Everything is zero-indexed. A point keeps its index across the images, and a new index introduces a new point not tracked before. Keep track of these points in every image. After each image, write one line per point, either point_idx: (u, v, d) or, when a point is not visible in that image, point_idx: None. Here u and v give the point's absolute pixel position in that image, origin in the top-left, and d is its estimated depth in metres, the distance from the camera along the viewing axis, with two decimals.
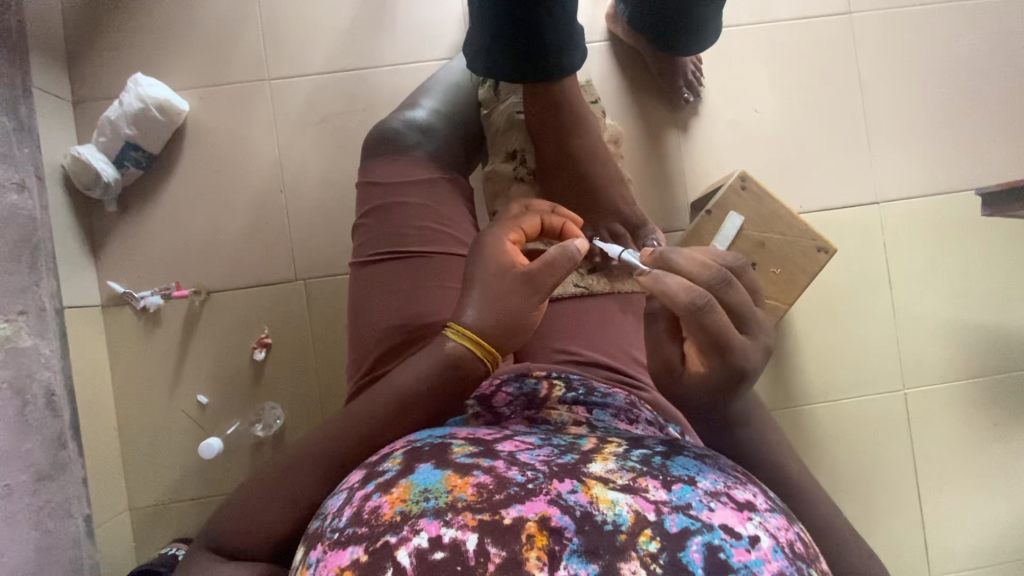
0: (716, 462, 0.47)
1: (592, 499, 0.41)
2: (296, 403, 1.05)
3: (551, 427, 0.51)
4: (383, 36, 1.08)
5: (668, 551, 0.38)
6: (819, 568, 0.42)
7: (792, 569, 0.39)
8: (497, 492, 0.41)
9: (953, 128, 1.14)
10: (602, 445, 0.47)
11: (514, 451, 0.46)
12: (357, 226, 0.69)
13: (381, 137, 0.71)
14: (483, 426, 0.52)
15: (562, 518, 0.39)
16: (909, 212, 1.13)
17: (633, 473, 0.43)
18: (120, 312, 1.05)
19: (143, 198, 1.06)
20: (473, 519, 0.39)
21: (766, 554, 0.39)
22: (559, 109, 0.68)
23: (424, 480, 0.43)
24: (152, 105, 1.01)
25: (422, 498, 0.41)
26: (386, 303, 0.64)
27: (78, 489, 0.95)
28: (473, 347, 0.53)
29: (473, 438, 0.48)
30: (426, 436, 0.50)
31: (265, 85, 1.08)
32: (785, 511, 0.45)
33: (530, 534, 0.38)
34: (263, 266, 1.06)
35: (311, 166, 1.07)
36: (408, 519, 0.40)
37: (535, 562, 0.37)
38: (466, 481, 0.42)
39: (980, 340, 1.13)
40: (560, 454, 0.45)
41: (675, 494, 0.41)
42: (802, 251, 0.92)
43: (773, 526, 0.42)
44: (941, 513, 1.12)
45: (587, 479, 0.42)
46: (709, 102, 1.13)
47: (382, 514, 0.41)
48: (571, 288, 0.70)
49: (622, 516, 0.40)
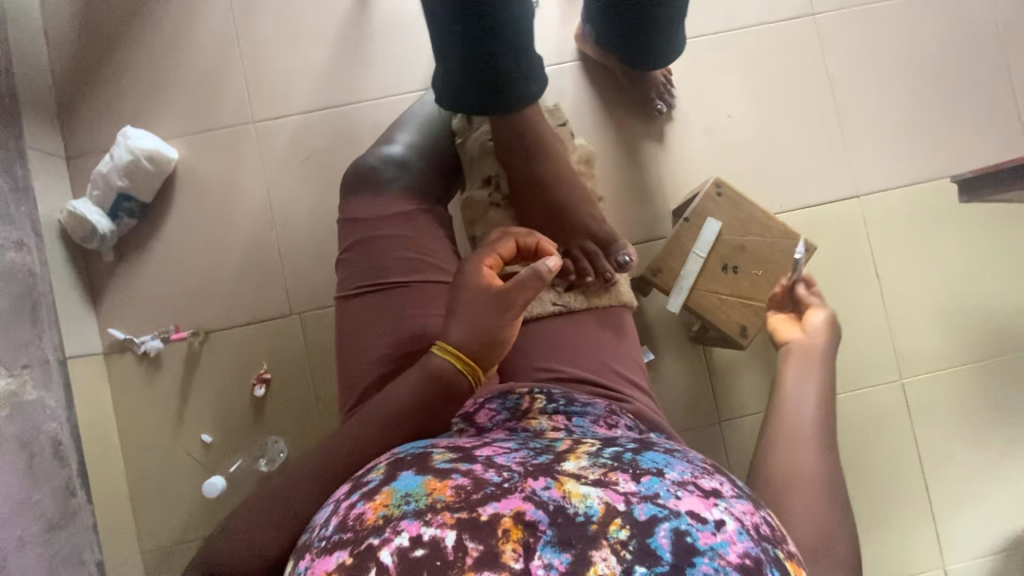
0: (686, 454, 0.50)
1: (565, 493, 0.44)
2: (298, 436, 1.07)
3: (530, 433, 0.54)
4: (361, 72, 1.12)
5: (637, 537, 0.41)
6: (785, 549, 0.44)
7: (757, 548, 0.42)
8: (474, 491, 0.44)
9: (925, 118, 1.16)
10: (576, 445, 0.50)
11: (492, 454, 0.49)
12: (339, 260, 0.71)
13: (358, 172, 0.74)
14: (465, 437, 0.55)
15: (536, 512, 0.42)
16: (888, 203, 1.15)
17: (604, 469, 0.46)
18: (122, 358, 1.08)
19: (139, 245, 1.09)
20: (451, 518, 0.42)
21: (731, 536, 0.42)
22: (526, 135, 0.70)
23: (405, 485, 0.46)
24: (142, 155, 1.05)
25: (404, 502, 0.44)
26: (370, 332, 0.66)
27: (89, 536, 0.96)
28: (456, 362, 0.56)
29: (453, 446, 0.51)
30: (409, 447, 0.53)
31: (250, 128, 1.11)
32: (754, 498, 0.47)
33: (505, 528, 0.41)
34: (258, 304, 1.09)
35: (299, 202, 1.10)
36: (390, 522, 0.43)
37: (510, 554, 0.40)
38: (445, 484, 0.45)
39: (972, 324, 1.14)
40: (536, 455, 0.48)
41: (644, 485, 0.44)
42: (782, 251, 0.93)
43: (738, 511, 0.44)
44: (951, 501, 1.11)
45: (560, 476, 0.45)
46: (683, 111, 1.16)
47: (365, 519, 0.44)
48: (549, 306, 0.71)
49: (593, 508, 0.43)
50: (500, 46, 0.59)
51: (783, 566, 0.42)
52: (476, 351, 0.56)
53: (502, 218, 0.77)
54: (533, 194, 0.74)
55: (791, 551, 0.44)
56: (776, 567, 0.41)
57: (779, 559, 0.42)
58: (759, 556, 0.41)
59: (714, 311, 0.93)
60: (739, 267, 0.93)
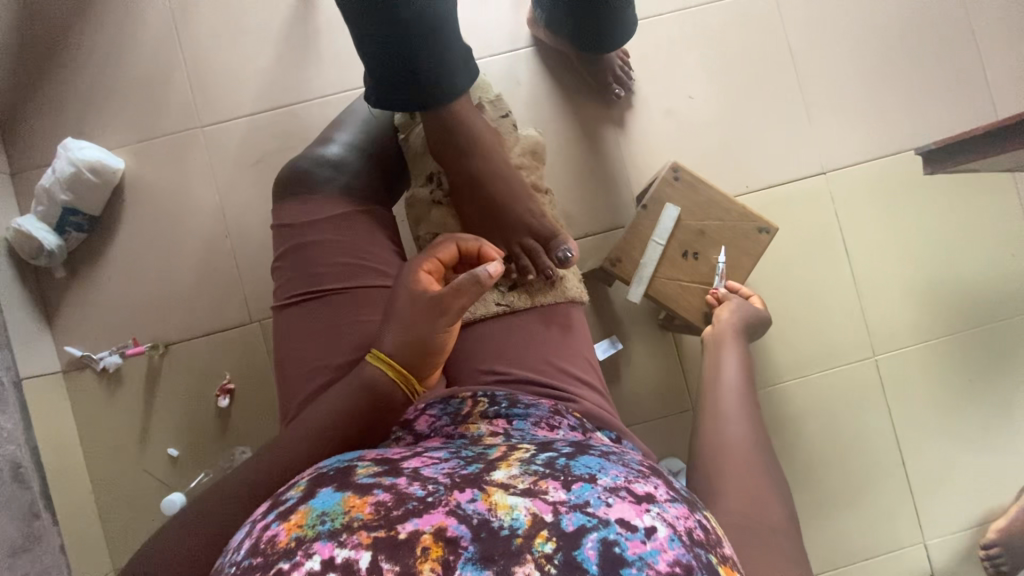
0: (623, 458, 0.49)
1: (491, 505, 0.42)
2: (266, 445, 1.05)
3: (466, 440, 0.51)
4: (309, 70, 1.08)
5: (563, 550, 0.39)
6: (720, 553, 0.42)
7: (689, 556, 0.40)
8: (395, 508, 0.41)
9: (889, 89, 1.14)
10: (510, 452, 0.48)
11: (419, 467, 0.47)
12: (276, 268, 0.69)
13: (293, 176, 0.71)
14: (397, 446, 0.52)
15: (458, 528, 0.40)
16: (855, 178, 1.13)
17: (534, 477, 0.44)
18: (81, 376, 1.06)
19: (91, 260, 1.07)
20: (367, 538, 0.39)
21: (662, 543, 0.40)
22: (461, 130, 0.68)
23: (322, 504, 0.43)
24: (86, 167, 1.01)
25: (318, 522, 0.41)
26: (307, 343, 0.64)
27: (58, 557, 0.96)
28: (391, 373, 0.55)
29: (381, 458, 0.49)
30: (334, 461, 0.50)
31: (198, 133, 1.08)
32: (689, 500, 0.46)
33: (424, 547, 0.39)
34: (217, 313, 1.07)
35: (253, 208, 1.08)
36: (302, 544, 0.39)
37: (429, 575, 0.37)
38: (365, 501, 0.42)
39: (943, 297, 1.12)
40: (465, 465, 0.46)
41: (574, 493, 0.42)
42: (743, 234, 0.91)
43: (672, 516, 0.43)
44: (927, 475, 1.11)
45: (487, 488, 0.43)
46: (642, 94, 1.13)
47: (277, 542, 0.40)
48: (493, 307, 0.68)
49: (519, 521, 0.40)
50: (422, 36, 0.56)
51: (715, 573, 0.40)
52: (412, 357, 0.56)
53: (444, 216, 0.74)
54: (474, 190, 0.71)
55: (724, 555, 0.43)
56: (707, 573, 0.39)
57: (710, 564, 0.40)
58: (691, 565, 0.39)
59: (677, 300, 0.91)
60: (699, 254, 0.91)
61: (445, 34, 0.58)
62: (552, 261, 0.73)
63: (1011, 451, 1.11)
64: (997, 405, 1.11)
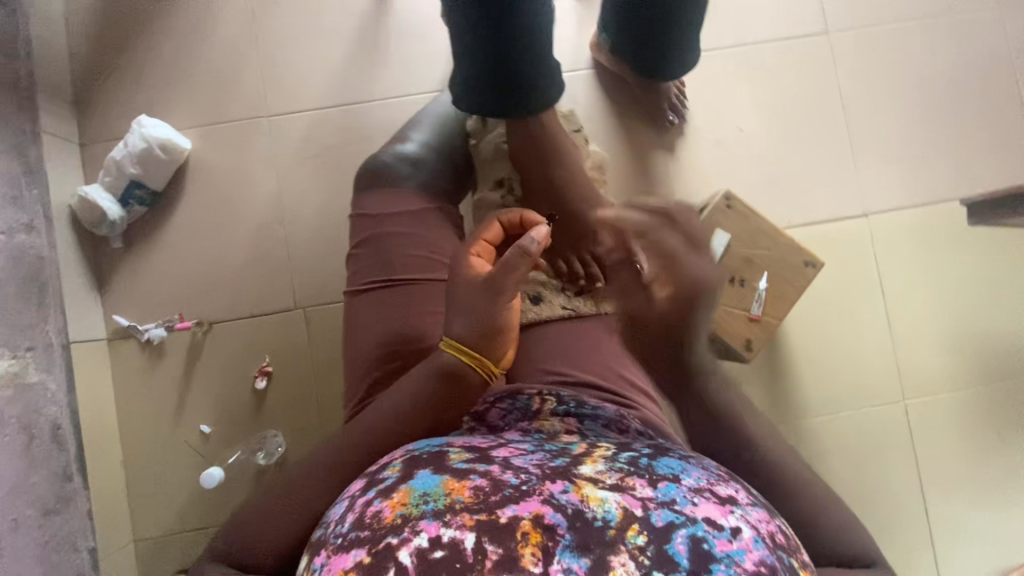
0: (701, 461, 0.52)
1: (583, 497, 0.46)
2: (298, 430, 1.06)
3: (544, 435, 0.56)
4: (377, 71, 1.13)
5: (654, 544, 0.43)
6: (799, 558, 0.46)
7: (772, 557, 0.44)
8: (493, 494, 0.47)
9: (935, 140, 1.16)
10: (591, 449, 0.53)
11: (509, 456, 0.51)
12: (350, 255, 0.71)
13: (373, 170, 0.74)
14: (479, 435, 0.57)
15: (555, 516, 0.45)
16: (896, 223, 1.15)
17: (620, 473, 0.48)
18: (126, 345, 1.08)
19: (148, 233, 1.10)
20: (470, 520, 0.45)
21: (747, 544, 0.44)
22: (541, 139, 0.71)
23: (423, 485, 0.48)
24: (157, 144, 1.05)
25: (422, 502, 0.47)
26: (379, 329, 0.66)
27: (84, 522, 0.96)
28: (464, 357, 0.58)
29: (469, 445, 0.54)
30: (423, 444, 0.55)
31: (264, 121, 1.12)
32: (769, 506, 0.49)
33: (525, 532, 0.44)
34: (264, 296, 1.09)
35: (308, 198, 1.11)
36: (409, 522, 0.45)
37: (530, 558, 0.43)
38: (464, 485, 0.48)
39: (976, 348, 1.13)
40: (552, 457, 0.51)
41: (661, 491, 0.47)
42: (790, 266, 0.93)
43: (754, 519, 0.47)
44: (950, 525, 1.11)
45: (578, 481, 0.47)
46: (694, 123, 1.16)
47: (383, 517, 0.47)
48: (559, 309, 0.73)
49: (611, 512, 0.45)
50: (517, 35, 0.59)
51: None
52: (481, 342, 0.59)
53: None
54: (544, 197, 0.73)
55: (804, 561, 0.46)
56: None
57: (792, 568, 0.44)
58: (773, 565, 0.43)
59: (721, 322, 0.93)
60: (745, 280, 0.93)
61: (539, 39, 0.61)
62: None
63: None
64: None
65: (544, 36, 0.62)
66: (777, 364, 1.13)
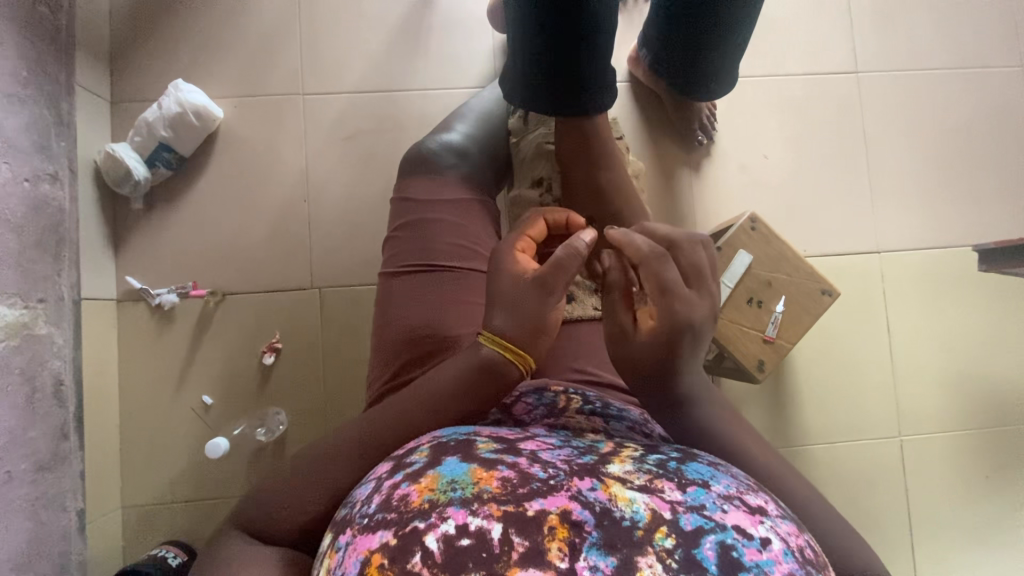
0: (730, 469, 0.51)
1: (611, 496, 0.45)
2: (301, 411, 1.06)
3: (570, 432, 0.56)
4: (416, 62, 1.13)
5: (683, 547, 0.42)
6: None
7: (801, 571, 0.43)
8: (521, 486, 0.45)
9: (951, 187, 1.20)
10: (619, 449, 0.52)
11: (537, 450, 0.51)
12: (389, 238, 0.72)
13: (417, 156, 0.75)
14: (506, 427, 0.57)
15: (583, 513, 0.44)
16: (907, 263, 1.17)
17: (649, 475, 0.48)
18: (135, 308, 1.07)
19: (169, 198, 1.09)
20: (498, 510, 0.44)
21: (777, 555, 0.43)
22: (589, 141, 0.72)
23: (451, 472, 0.47)
24: (190, 109, 1.05)
25: (450, 488, 0.45)
26: (413, 313, 0.66)
27: (75, 482, 0.94)
28: (505, 352, 0.54)
29: (496, 436, 0.53)
30: (451, 431, 0.54)
31: (299, 99, 1.12)
32: (797, 520, 0.48)
33: (552, 526, 0.43)
34: (280, 273, 1.08)
35: (336, 179, 1.11)
36: (436, 508, 0.44)
37: (557, 553, 0.42)
38: (491, 475, 0.46)
39: (973, 392, 1.16)
40: (580, 455, 0.50)
41: (690, 496, 0.46)
42: (808, 293, 0.95)
43: (784, 531, 0.46)
44: (935, 564, 1.12)
45: (606, 479, 0.47)
46: (721, 145, 1.19)
47: (411, 501, 0.46)
48: (590, 311, 0.75)
49: (639, 513, 0.44)
50: (582, 39, 0.60)
51: None
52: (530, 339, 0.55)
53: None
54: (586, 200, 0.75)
55: None
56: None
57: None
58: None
59: (736, 342, 0.95)
60: (763, 302, 0.95)
61: (602, 45, 0.61)
62: None
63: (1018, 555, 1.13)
64: (1011, 507, 1.13)
65: (608, 44, 0.62)
66: (780, 390, 1.15)
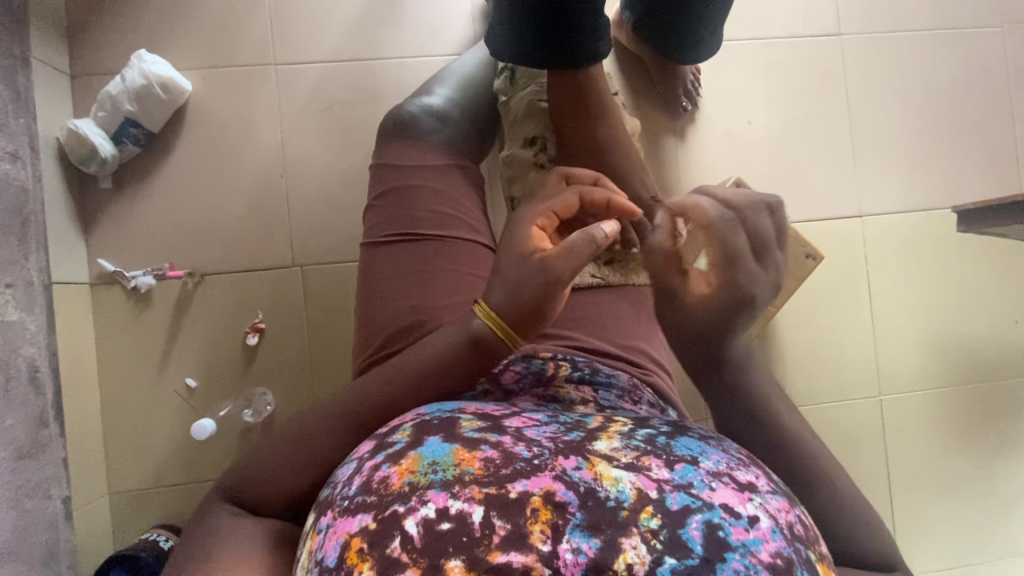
0: (722, 444, 0.52)
1: (596, 475, 0.46)
2: (287, 391, 1.04)
3: (559, 405, 0.58)
4: (393, 29, 1.09)
5: (668, 528, 0.43)
6: (817, 551, 0.47)
7: (789, 548, 0.44)
8: (504, 467, 0.46)
9: (932, 149, 1.20)
10: (607, 425, 0.53)
11: (521, 427, 0.51)
12: (371, 207, 0.70)
13: (399, 121, 0.73)
14: (492, 401, 0.57)
15: (566, 494, 0.45)
16: (888, 227, 1.19)
17: (636, 452, 0.48)
18: (110, 291, 1.03)
19: (139, 177, 1.05)
20: (479, 493, 0.44)
21: (764, 533, 0.44)
22: (584, 96, 0.71)
23: (433, 453, 0.47)
24: (155, 82, 1.00)
25: (431, 471, 0.46)
26: (400, 285, 0.65)
27: (58, 469, 0.93)
28: (497, 331, 0.55)
29: (481, 413, 0.53)
30: (434, 408, 0.54)
31: (271, 69, 1.08)
32: (788, 494, 0.50)
33: (535, 508, 0.44)
34: (260, 251, 1.06)
35: (313, 153, 1.08)
36: (416, 491, 0.45)
37: (539, 535, 0.43)
38: (474, 456, 0.47)
39: (949, 351, 1.19)
40: (566, 432, 0.51)
41: (677, 474, 0.47)
42: (794, 257, 0.95)
43: (773, 508, 0.47)
44: (916, 521, 1.16)
45: (591, 457, 0.47)
46: (706, 111, 1.17)
47: (392, 484, 0.46)
48: (589, 279, 0.70)
49: (624, 493, 0.45)
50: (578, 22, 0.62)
51: (811, 567, 0.45)
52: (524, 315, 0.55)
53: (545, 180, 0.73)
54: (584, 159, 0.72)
55: (819, 552, 0.47)
56: (805, 569, 0.44)
57: (809, 561, 0.45)
58: (790, 557, 0.44)
59: None
60: None
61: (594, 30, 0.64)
62: None
63: (990, 505, 1.18)
64: (984, 460, 1.18)
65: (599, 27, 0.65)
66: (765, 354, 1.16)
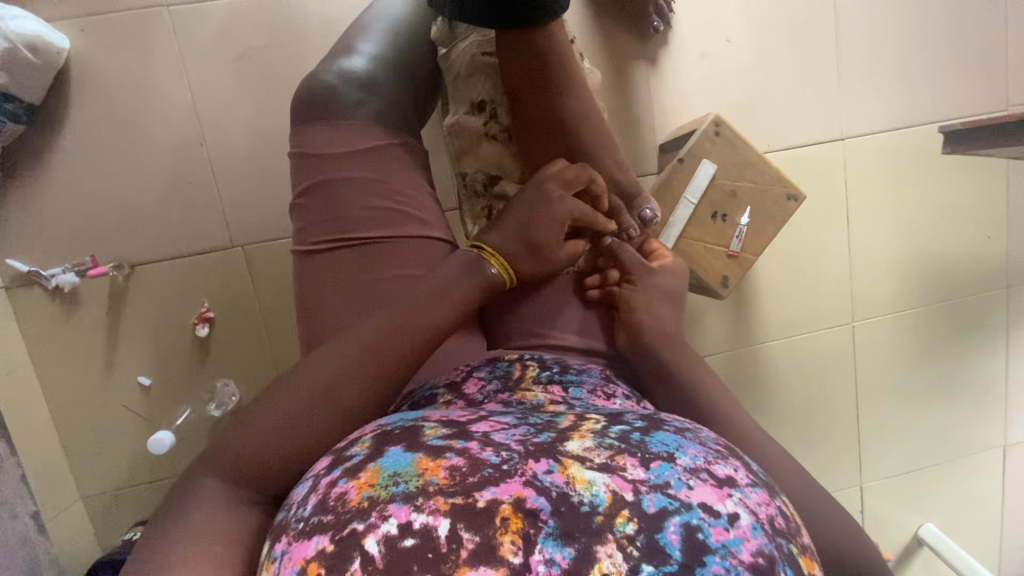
0: (697, 436, 0.46)
1: (569, 479, 0.40)
2: (250, 379, 0.99)
3: (527, 406, 0.51)
4: None
5: (645, 533, 0.37)
6: (799, 543, 0.40)
7: (772, 546, 0.38)
8: (471, 474, 0.40)
9: (922, 59, 1.10)
10: (579, 422, 0.47)
11: (489, 431, 0.45)
12: (296, 207, 0.64)
13: (312, 94, 0.65)
14: (458, 408, 0.52)
15: (538, 500, 0.39)
16: (873, 147, 1.12)
17: (610, 451, 0.42)
18: (30, 294, 0.93)
19: (31, 158, 0.90)
20: (445, 504, 0.38)
21: (745, 532, 0.38)
22: (544, 57, 0.63)
23: (393, 464, 0.41)
24: (20, 41, 0.82)
25: (392, 483, 0.40)
26: (337, 297, 0.60)
27: (17, 489, 0.89)
28: (500, 268, 0.61)
29: (446, 420, 0.47)
30: (396, 419, 0.48)
31: (164, 13, 0.89)
32: (768, 485, 0.44)
33: (504, 518, 0.37)
34: (193, 232, 0.94)
35: (234, 114, 0.93)
36: (376, 506, 0.38)
37: (509, 547, 0.36)
38: (439, 464, 0.41)
39: (924, 271, 1.17)
40: (536, 433, 0.45)
41: (654, 473, 0.41)
42: (772, 199, 0.89)
43: (753, 502, 0.41)
44: (874, 430, 1.23)
45: (563, 459, 0.41)
46: (681, 30, 1.04)
47: (349, 500, 0.40)
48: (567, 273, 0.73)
49: (599, 497, 0.39)
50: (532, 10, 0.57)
51: (797, 564, 0.38)
52: (526, 275, 0.63)
53: (497, 152, 0.72)
54: (544, 133, 0.68)
55: (804, 544, 0.41)
56: (789, 567, 0.37)
57: (793, 557, 0.38)
58: (772, 555, 0.37)
59: (699, 260, 0.90)
60: (726, 215, 0.89)
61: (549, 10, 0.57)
62: (632, 219, 0.76)
63: (946, 412, 1.24)
64: (945, 372, 1.22)
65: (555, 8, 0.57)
66: (742, 293, 1.14)
